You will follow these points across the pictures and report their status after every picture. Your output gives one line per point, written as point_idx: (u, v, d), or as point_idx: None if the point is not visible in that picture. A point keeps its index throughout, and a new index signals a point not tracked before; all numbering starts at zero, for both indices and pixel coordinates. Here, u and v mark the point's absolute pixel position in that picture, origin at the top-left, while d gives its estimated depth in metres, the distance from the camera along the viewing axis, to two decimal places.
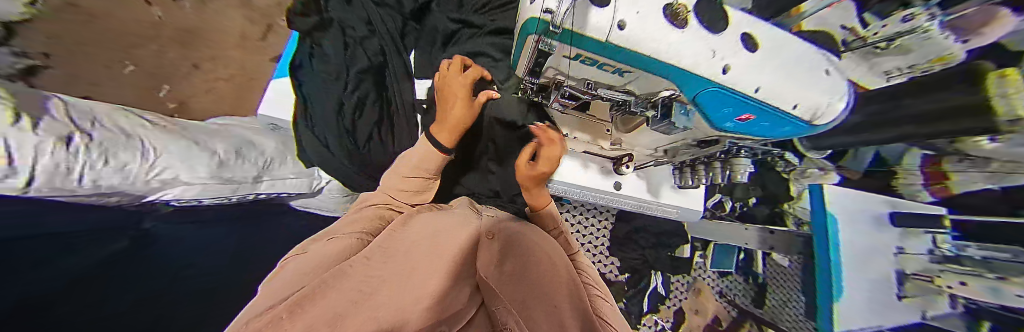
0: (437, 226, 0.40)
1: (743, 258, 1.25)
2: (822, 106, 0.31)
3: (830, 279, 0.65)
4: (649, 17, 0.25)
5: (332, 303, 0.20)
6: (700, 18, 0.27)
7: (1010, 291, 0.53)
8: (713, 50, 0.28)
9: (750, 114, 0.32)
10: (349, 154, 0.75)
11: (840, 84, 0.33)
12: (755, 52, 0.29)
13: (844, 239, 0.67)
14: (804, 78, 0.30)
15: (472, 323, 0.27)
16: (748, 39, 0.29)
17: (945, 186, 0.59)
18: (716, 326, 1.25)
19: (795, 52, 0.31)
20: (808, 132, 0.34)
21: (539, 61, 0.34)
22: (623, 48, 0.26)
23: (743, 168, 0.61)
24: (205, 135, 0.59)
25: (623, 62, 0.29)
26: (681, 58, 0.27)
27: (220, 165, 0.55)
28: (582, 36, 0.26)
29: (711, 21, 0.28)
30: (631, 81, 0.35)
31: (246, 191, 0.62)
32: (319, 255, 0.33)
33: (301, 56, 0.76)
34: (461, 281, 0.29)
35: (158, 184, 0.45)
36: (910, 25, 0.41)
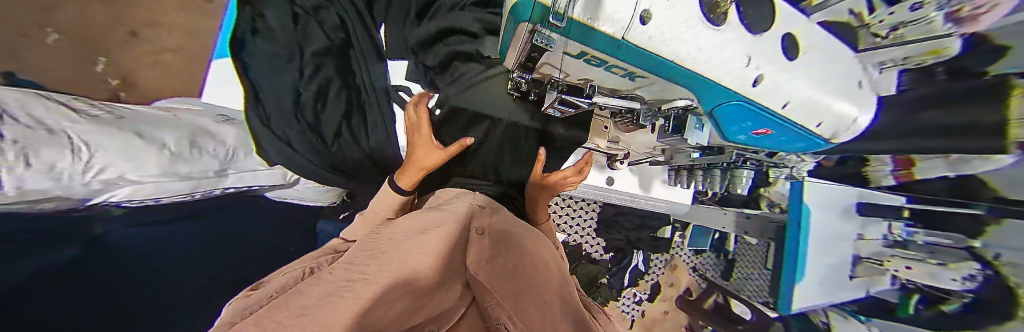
0: (415, 222, 0.36)
1: (717, 237, 1.28)
2: (845, 123, 0.28)
3: (792, 268, 0.62)
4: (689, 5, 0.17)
5: (324, 290, 0.19)
6: (739, 12, 0.19)
7: (948, 276, 0.58)
8: (749, 57, 0.20)
9: (769, 130, 0.29)
10: (317, 153, 0.68)
11: (872, 96, 0.30)
12: (795, 59, 0.23)
13: (818, 230, 0.61)
14: (841, 92, 0.26)
15: (462, 322, 0.26)
16: (787, 43, 0.22)
17: (910, 172, 0.61)
18: (687, 296, 1.42)
19: (840, 61, 0.26)
20: (821, 148, 0.32)
21: (533, 55, 0.28)
22: (646, 55, 0.19)
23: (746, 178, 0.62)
24: (142, 124, 0.49)
25: (635, 66, 0.22)
26: (711, 70, 0.20)
27: (174, 159, 0.48)
28: (589, 31, 0.18)
29: (751, 15, 0.20)
30: (645, 85, 0.30)
31: (208, 187, 0.55)
32: (283, 274, 0.27)
33: (246, 33, 0.66)
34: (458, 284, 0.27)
35: (100, 185, 0.38)
36: (920, 14, 0.36)
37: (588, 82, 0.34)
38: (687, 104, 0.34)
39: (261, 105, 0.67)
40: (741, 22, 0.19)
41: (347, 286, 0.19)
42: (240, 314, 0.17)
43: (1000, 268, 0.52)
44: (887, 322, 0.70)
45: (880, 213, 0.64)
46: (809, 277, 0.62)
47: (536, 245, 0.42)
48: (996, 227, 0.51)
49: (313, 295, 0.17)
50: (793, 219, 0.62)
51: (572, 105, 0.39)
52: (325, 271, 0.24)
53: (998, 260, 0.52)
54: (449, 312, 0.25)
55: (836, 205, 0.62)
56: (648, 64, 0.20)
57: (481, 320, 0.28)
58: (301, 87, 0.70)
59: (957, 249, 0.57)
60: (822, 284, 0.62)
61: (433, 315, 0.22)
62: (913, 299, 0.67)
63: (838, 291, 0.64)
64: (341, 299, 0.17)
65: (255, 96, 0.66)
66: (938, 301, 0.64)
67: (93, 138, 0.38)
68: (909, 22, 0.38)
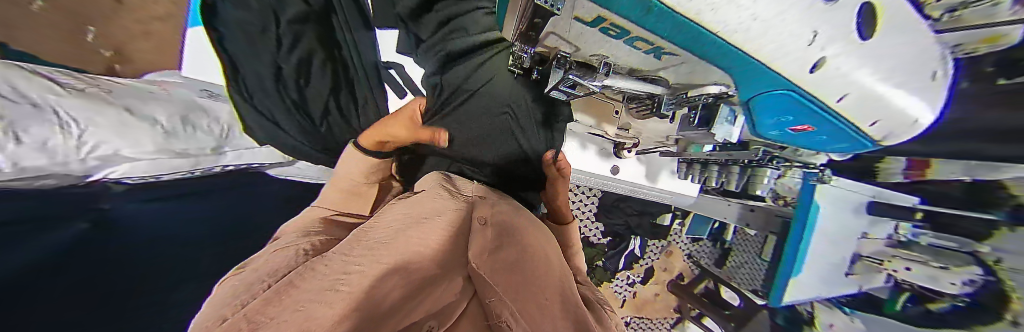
0: (415, 210, 0.35)
1: (716, 227, 1.30)
2: (901, 124, 0.25)
3: (792, 261, 0.61)
4: None
5: (318, 283, 0.17)
6: None
7: (947, 280, 0.58)
8: (819, 34, 0.16)
9: (809, 126, 0.26)
10: (304, 133, 0.67)
11: (942, 93, 0.25)
12: (872, 41, 0.18)
13: (825, 227, 0.59)
14: (906, 84, 0.22)
15: (463, 319, 0.25)
16: (873, 19, 0.17)
17: (924, 174, 0.59)
18: (679, 280, 1.45)
19: (919, 48, 0.21)
20: (862, 149, 0.29)
21: (537, 22, 0.24)
22: (680, 23, 0.15)
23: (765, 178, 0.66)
24: (130, 98, 0.48)
25: (665, 38, 0.19)
26: (765, 47, 0.16)
27: (167, 136, 0.48)
28: None
29: None
30: (670, 65, 0.28)
31: (208, 165, 0.55)
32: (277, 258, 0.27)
33: None
34: (457, 276, 0.27)
35: (97, 162, 0.40)
36: None
37: (602, 58, 0.30)
38: (721, 91, 0.31)
39: (244, 80, 0.63)
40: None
41: (343, 278, 0.18)
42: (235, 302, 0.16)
43: (1000, 273, 0.52)
44: (869, 315, 0.73)
45: (893, 213, 0.61)
46: (808, 271, 0.61)
47: (537, 238, 0.42)
48: (1007, 232, 0.50)
49: (312, 286, 0.16)
50: (801, 215, 0.59)
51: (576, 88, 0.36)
52: (322, 262, 0.22)
53: (999, 264, 0.52)
54: (449, 308, 0.25)
55: (851, 199, 0.59)
56: (679, 34, 0.17)
57: (482, 316, 0.27)
58: (284, 62, 0.65)
59: (960, 253, 0.56)
60: (820, 278, 0.62)
61: (432, 311, 0.22)
62: (903, 296, 0.68)
63: (835, 285, 0.64)
64: (336, 293, 0.15)
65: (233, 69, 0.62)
66: (927, 299, 0.65)
67: (82, 113, 0.39)
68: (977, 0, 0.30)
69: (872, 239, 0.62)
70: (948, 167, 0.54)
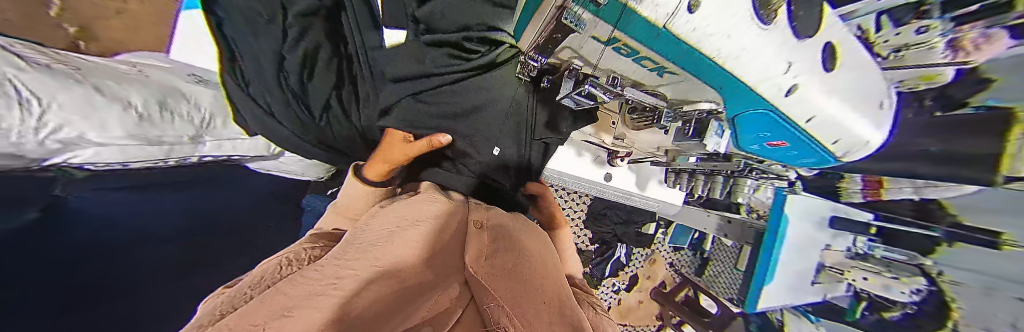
0: (417, 212, 0.35)
1: (695, 237, 1.32)
2: (858, 143, 0.29)
3: (763, 270, 0.65)
4: None
5: (308, 288, 0.17)
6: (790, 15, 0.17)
7: (899, 289, 0.63)
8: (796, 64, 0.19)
9: (783, 140, 0.29)
10: (301, 126, 0.64)
11: (888, 119, 0.29)
12: (834, 71, 0.21)
13: (792, 239, 0.64)
14: (862, 110, 0.25)
15: (460, 324, 0.23)
16: (828, 53, 0.20)
17: (880, 192, 0.63)
18: (662, 288, 1.50)
19: (869, 81, 0.25)
20: (826, 164, 0.33)
21: (556, 36, 0.26)
22: (685, 49, 0.17)
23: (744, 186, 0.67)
24: (103, 78, 0.45)
25: (668, 60, 0.21)
26: (748, 76, 0.18)
27: (141, 120, 0.45)
28: (629, 12, 0.16)
29: (802, 19, 0.18)
30: (672, 82, 0.29)
31: (181, 155, 0.53)
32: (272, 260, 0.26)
33: None
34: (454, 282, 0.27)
35: (56, 145, 0.37)
36: (926, 37, 0.34)
37: (608, 72, 0.32)
38: (710, 108, 0.34)
39: (236, 68, 0.59)
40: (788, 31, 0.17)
41: (338, 282, 0.17)
42: (224, 307, 0.16)
43: (943, 285, 0.58)
44: (834, 323, 0.77)
45: (851, 228, 0.68)
46: (778, 281, 0.66)
47: (533, 242, 0.43)
48: (947, 247, 0.56)
49: (311, 284, 0.17)
50: (771, 227, 0.64)
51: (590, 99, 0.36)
52: (313, 266, 0.22)
53: (941, 276, 0.58)
54: (445, 312, 0.23)
55: (815, 214, 0.64)
56: (681, 55, 0.18)
57: (479, 324, 0.25)
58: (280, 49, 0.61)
59: (911, 266, 0.62)
60: (789, 288, 0.67)
61: (428, 317, 0.21)
62: (861, 304, 0.73)
63: (802, 294, 0.68)
64: (328, 296, 0.15)
65: (230, 53, 0.57)
66: (882, 308, 0.70)
67: (48, 89, 0.36)
68: (914, 44, 0.35)
69: (834, 251, 0.68)
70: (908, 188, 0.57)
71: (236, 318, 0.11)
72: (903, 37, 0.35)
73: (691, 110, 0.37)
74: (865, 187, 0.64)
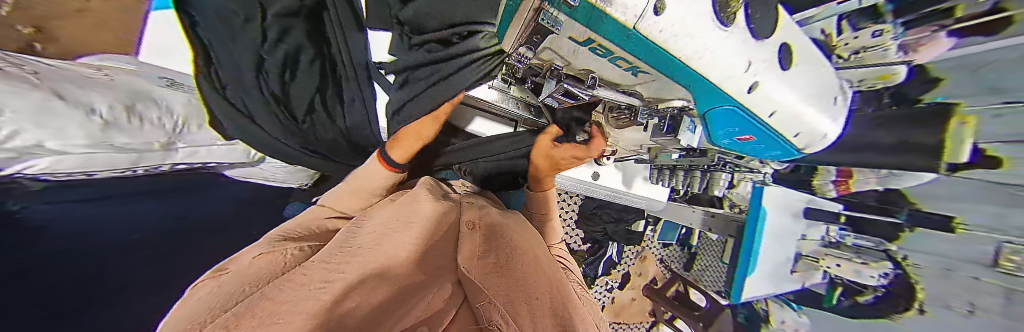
0: (406, 213, 0.35)
1: (683, 232, 1.38)
2: (817, 136, 0.31)
3: (746, 260, 0.68)
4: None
5: (297, 293, 0.16)
6: (747, 18, 0.20)
7: (869, 273, 0.65)
8: (750, 62, 0.21)
9: (751, 135, 0.31)
10: (282, 129, 0.63)
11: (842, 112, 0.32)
12: (790, 68, 0.24)
13: (770, 230, 0.67)
14: (816, 105, 0.28)
15: (456, 321, 0.23)
16: (784, 53, 0.24)
17: (848, 184, 0.67)
18: (653, 285, 1.52)
19: (823, 80, 0.28)
20: (791, 156, 0.35)
21: (535, 38, 0.27)
22: (655, 46, 0.18)
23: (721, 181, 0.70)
24: (61, 82, 0.41)
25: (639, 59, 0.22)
26: (712, 73, 0.21)
27: (106, 128, 0.42)
28: (599, 16, 0.17)
29: (758, 23, 0.21)
30: (644, 82, 0.31)
31: (151, 163, 0.50)
32: (244, 272, 0.25)
33: None
34: (450, 280, 0.27)
35: (15, 154, 0.33)
36: (880, 40, 0.44)
37: (588, 73, 0.32)
38: (683, 105, 0.35)
39: (210, 65, 0.55)
40: (747, 32, 0.20)
41: (326, 287, 0.17)
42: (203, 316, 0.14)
43: (906, 268, 0.63)
44: (814, 309, 0.82)
45: (823, 217, 0.71)
46: (760, 270, 0.69)
47: (525, 236, 0.44)
48: (909, 233, 0.62)
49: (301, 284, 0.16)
50: (751, 219, 0.68)
51: (572, 96, 0.38)
52: (299, 271, 0.21)
53: (906, 260, 0.63)
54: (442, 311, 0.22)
55: (789, 207, 0.68)
56: (651, 54, 0.20)
57: (473, 321, 0.24)
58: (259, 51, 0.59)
59: (879, 251, 0.67)
60: (770, 277, 0.70)
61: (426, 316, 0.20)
62: (838, 291, 0.77)
63: (783, 282, 0.72)
64: (312, 303, 0.14)
65: (206, 55, 0.55)
66: (857, 292, 0.74)
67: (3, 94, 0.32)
68: (869, 47, 0.46)
69: (809, 240, 0.71)
70: (871, 179, 0.62)
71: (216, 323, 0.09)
72: (862, 39, 0.46)
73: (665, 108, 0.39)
74: (830, 180, 0.69)
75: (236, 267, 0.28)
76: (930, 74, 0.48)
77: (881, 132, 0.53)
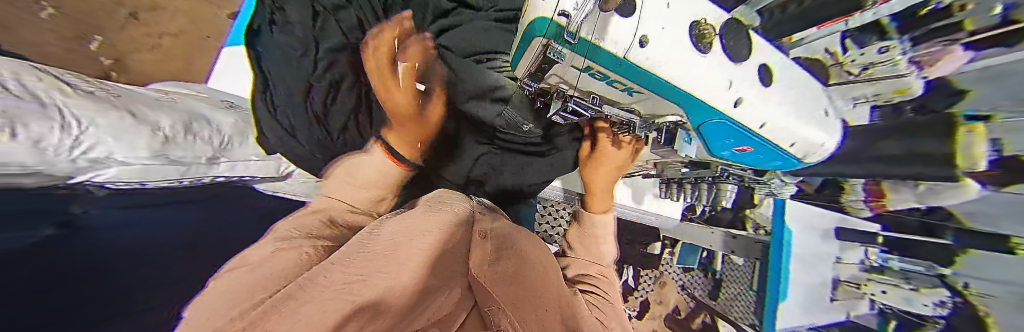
0: (421, 220, 0.37)
1: (704, 255, 1.28)
2: (815, 146, 0.31)
3: (776, 285, 0.63)
4: (669, 37, 0.21)
5: (323, 293, 0.15)
6: (722, 45, 0.24)
7: (921, 301, 0.58)
8: (731, 80, 0.24)
9: (747, 146, 0.31)
10: (318, 144, 0.86)
11: (839, 125, 0.32)
12: (771, 85, 0.27)
13: (797, 251, 0.63)
14: (809, 119, 0.29)
15: (466, 325, 0.25)
16: (764, 72, 0.26)
17: (882, 202, 0.63)
18: (676, 315, 1.35)
19: (811, 94, 0.30)
20: (798, 166, 0.35)
21: (542, 67, 0.30)
22: (645, 70, 0.22)
23: (728, 192, 0.72)
24: (138, 104, 0.53)
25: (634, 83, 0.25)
26: (699, 91, 0.24)
27: (165, 142, 0.53)
28: (597, 48, 0.22)
29: (732, 47, 0.25)
30: (641, 100, 0.33)
31: (196, 175, 0.59)
32: (262, 278, 0.27)
33: (264, 28, 0.80)
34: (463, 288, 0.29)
35: (87, 163, 0.39)
36: (887, 56, 0.47)
37: (587, 94, 0.35)
38: (677, 120, 0.37)
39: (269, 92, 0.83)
40: (724, 56, 0.24)
41: (348, 287, 0.16)
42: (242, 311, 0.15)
43: (967, 296, 0.53)
44: None
45: (856, 238, 0.67)
46: (792, 296, 0.63)
47: (533, 250, 0.43)
48: (964, 257, 0.53)
49: (324, 286, 0.17)
50: (776, 237, 0.64)
51: (575, 114, 0.40)
52: (325, 271, 0.21)
53: (969, 289, 0.52)
54: (450, 316, 0.24)
55: (816, 228, 0.64)
56: (644, 79, 0.23)
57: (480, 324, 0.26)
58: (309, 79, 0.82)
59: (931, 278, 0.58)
60: (806, 307, 0.63)
61: (437, 319, 0.23)
62: (891, 325, 0.66)
63: (821, 314, 0.64)
64: (336, 303, 0.13)
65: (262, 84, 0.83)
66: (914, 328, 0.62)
67: (84, 114, 0.41)
68: (878, 62, 0.48)
69: (847, 263, 0.66)
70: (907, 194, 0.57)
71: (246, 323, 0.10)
72: (869, 56, 0.48)
73: (662, 123, 0.40)
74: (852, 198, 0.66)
75: (249, 271, 0.30)
76: (955, 86, 0.43)
77: (889, 142, 0.48)
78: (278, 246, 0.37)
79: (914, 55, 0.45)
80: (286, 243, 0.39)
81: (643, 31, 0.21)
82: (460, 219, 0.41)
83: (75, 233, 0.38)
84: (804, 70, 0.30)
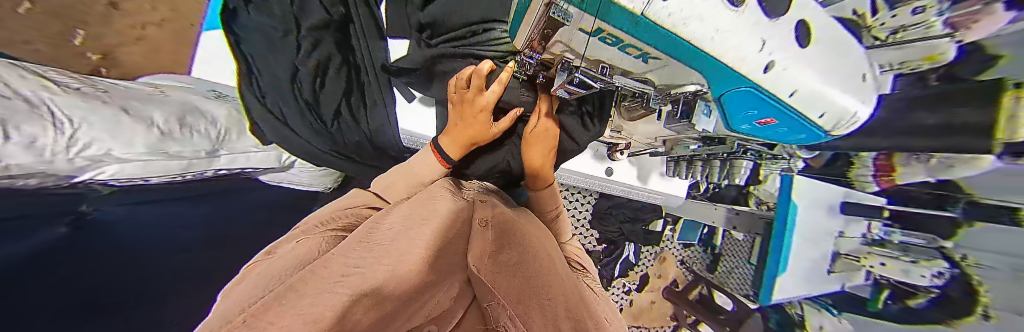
0: (422, 209, 0.36)
1: (706, 232, 1.30)
2: (846, 116, 0.29)
3: (776, 259, 0.64)
4: None
5: (319, 285, 0.15)
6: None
7: (920, 272, 0.59)
8: (765, 41, 0.21)
9: (772, 117, 0.30)
10: (313, 133, 0.70)
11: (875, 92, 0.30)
12: (811, 47, 0.24)
13: (800, 226, 0.63)
14: (842, 91, 0.27)
15: (463, 322, 0.30)
16: (802, 30, 0.23)
17: (892, 176, 0.61)
18: (675, 287, 1.46)
19: (849, 63, 0.26)
20: (824, 137, 0.33)
21: (547, 31, 0.28)
22: (667, 28, 0.19)
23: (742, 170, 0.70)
24: (129, 99, 0.50)
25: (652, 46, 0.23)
26: (725, 53, 0.21)
27: (162, 138, 0.49)
28: (611, 4, 0.18)
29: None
30: (657, 68, 0.30)
31: (198, 168, 0.56)
32: (273, 264, 0.27)
33: (240, 6, 0.67)
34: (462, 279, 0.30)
35: (84, 162, 0.38)
36: (922, 17, 0.37)
37: (599, 63, 0.33)
38: (697, 90, 0.34)
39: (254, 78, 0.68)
40: (761, 11, 0.20)
41: (344, 280, 0.16)
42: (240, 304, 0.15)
43: (966, 267, 0.53)
44: (856, 316, 0.73)
45: (863, 212, 0.66)
46: (791, 268, 0.64)
47: (536, 236, 0.43)
48: (967, 228, 0.52)
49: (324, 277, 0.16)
50: (780, 214, 0.64)
51: (584, 87, 0.38)
52: (325, 261, 0.21)
53: (965, 259, 0.53)
54: (448, 311, 0.28)
55: (824, 203, 0.63)
56: (663, 39, 0.20)
57: (480, 320, 0.30)
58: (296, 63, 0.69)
59: (928, 248, 0.58)
60: (804, 278, 0.65)
61: (432, 316, 0.26)
62: (885, 293, 0.69)
63: (818, 283, 0.66)
64: (333, 296, 0.13)
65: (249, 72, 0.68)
66: (908, 295, 0.64)
67: (76, 112, 0.39)
68: (908, 26, 0.39)
69: (848, 237, 0.66)
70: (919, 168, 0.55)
71: (246, 315, 0.10)
72: (902, 17, 0.39)
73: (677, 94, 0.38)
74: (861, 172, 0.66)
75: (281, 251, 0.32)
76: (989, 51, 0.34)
77: (919, 113, 0.38)
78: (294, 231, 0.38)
79: (950, 16, 0.35)
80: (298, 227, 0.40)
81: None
82: (463, 211, 0.40)
83: (76, 233, 0.43)
84: (844, 28, 0.27)
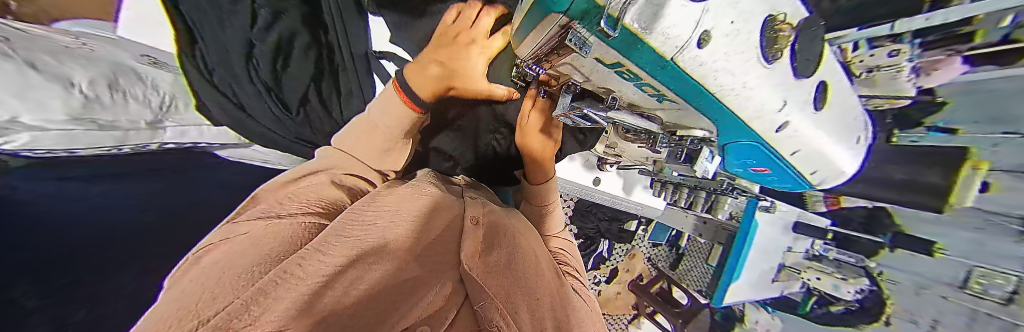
0: (411, 203, 0.35)
1: (673, 234, 1.38)
2: (833, 173, 0.30)
3: (731, 269, 0.70)
4: (750, 31, 0.15)
5: (289, 293, 0.14)
6: (793, 55, 0.19)
7: (845, 287, 0.67)
8: (783, 101, 0.20)
9: (766, 168, 0.31)
10: (275, 120, 0.81)
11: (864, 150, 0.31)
12: (822, 110, 0.24)
13: (756, 241, 0.69)
14: (841, 144, 0.27)
15: (457, 321, 0.25)
16: (820, 93, 0.23)
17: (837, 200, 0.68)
18: (639, 280, 1.55)
19: (850, 119, 0.27)
20: (806, 189, 0.34)
21: (557, 54, 0.26)
22: (691, 77, 0.17)
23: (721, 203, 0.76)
24: (38, 52, 0.48)
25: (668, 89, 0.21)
26: (743, 110, 0.20)
27: (87, 102, 0.51)
28: (636, 46, 0.16)
29: (800, 59, 0.20)
30: (667, 108, 0.29)
31: (140, 141, 0.59)
32: (224, 253, 0.24)
33: None
34: (456, 274, 0.28)
35: None
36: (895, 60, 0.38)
37: (609, 92, 0.31)
38: (704, 135, 0.33)
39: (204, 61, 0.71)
40: (789, 70, 0.19)
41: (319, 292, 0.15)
42: (193, 310, 0.13)
43: (881, 283, 0.66)
44: (787, 314, 0.85)
45: (810, 233, 0.71)
46: (743, 277, 0.71)
47: (527, 238, 0.44)
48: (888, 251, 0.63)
49: (298, 285, 0.15)
50: (744, 228, 0.69)
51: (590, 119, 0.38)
52: (297, 258, 0.19)
53: (882, 275, 0.65)
54: (442, 310, 0.24)
55: (781, 219, 0.69)
56: (682, 84, 0.19)
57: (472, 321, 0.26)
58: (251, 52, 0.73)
59: (856, 268, 0.68)
60: (751, 286, 0.72)
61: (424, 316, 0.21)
62: (813, 299, 0.78)
63: (762, 291, 0.74)
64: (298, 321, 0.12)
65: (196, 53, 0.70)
66: (829, 302, 0.76)
67: None
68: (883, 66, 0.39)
69: (792, 252, 0.71)
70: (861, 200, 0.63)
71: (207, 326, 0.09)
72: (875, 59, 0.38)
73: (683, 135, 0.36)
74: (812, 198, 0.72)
75: (247, 231, 0.29)
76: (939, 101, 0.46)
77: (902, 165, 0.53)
78: (244, 216, 0.34)
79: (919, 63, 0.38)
80: (251, 212, 0.35)
81: (708, 23, 0.13)
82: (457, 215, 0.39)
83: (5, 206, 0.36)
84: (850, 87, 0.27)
